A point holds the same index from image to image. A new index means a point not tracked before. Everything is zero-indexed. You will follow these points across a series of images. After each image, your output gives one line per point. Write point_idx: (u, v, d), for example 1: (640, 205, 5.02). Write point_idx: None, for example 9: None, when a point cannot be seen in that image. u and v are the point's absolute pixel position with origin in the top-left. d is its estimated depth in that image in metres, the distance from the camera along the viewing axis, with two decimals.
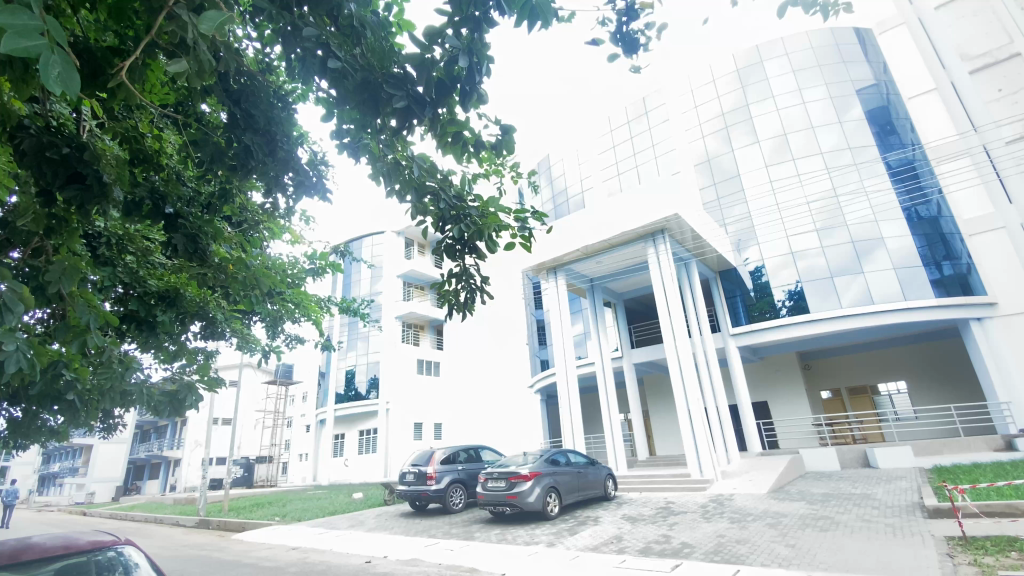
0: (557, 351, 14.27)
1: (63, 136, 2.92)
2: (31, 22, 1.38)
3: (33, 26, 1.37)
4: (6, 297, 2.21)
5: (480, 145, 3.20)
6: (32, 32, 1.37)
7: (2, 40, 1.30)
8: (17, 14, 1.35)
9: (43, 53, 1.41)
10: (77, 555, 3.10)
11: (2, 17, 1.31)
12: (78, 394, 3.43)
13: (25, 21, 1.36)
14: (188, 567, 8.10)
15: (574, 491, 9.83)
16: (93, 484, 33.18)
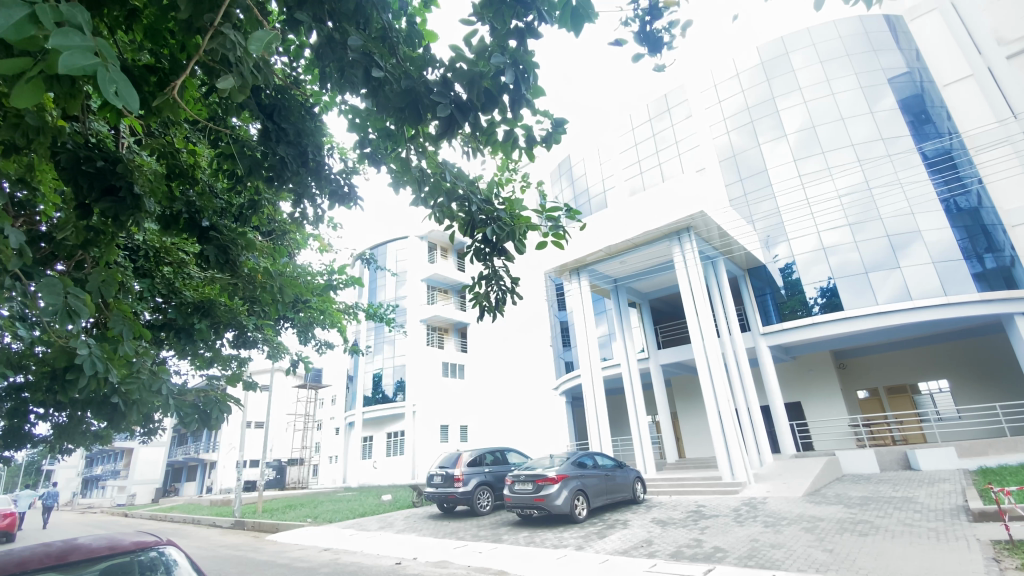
0: (582, 352, 14.17)
1: (100, 152, 3.04)
2: (82, 42, 1.42)
3: (86, 47, 1.41)
4: (74, 304, 2.44)
5: (532, 140, 3.18)
6: (86, 52, 1.41)
7: (63, 59, 1.34)
8: (71, 36, 1.40)
9: (98, 71, 1.46)
10: (121, 556, 3.21)
11: (59, 38, 1.36)
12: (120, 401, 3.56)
13: (78, 42, 1.41)
14: (225, 566, 8.35)
15: (602, 493, 9.73)
16: (134, 486, 34.49)
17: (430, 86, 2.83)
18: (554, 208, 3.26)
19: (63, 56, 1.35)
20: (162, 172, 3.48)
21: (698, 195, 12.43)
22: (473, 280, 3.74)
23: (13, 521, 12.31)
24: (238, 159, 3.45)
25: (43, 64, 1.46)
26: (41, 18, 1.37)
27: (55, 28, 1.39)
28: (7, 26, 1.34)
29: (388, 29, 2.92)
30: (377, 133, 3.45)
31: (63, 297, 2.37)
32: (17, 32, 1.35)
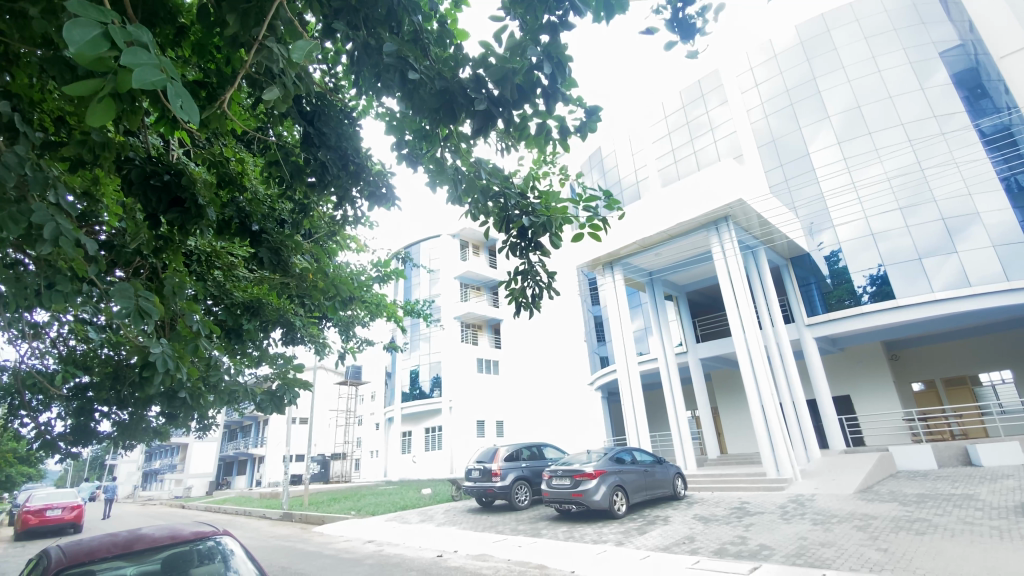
0: (617, 346, 14.01)
1: (163, 166, 3.22)
2: (151, 61, 1.50)
3: (153, 64, 1.48)
4: (145, 306, 2.60)
5: (564, 131, 3.12)
6: (153, 68, 1.48)
7: (137, 77, 1.42)
8: (140, 54, 1.47)
9: (166, 86, 1.53)
10: (182, 545, 3.40)
11: (129, 58, 1.43)
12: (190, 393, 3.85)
13: (146, 59, 1.48)
14: (277, 556, 8.71)
15: (641, 489, 9.61)
16: (190, 478, 36.37)
17: (464, 85, 2.84)
18: (591, 197, 3.24)
19: (137, 75, 1.44)
20: (212, 180, 3.62)
21: (735, 183, 12.08)
22: (509, 277, 3.73)
23: (81, 512, 13.15)
24: (283, 167, 3.59)
25: (112, 81, 1.54)
26: (112, 38, 1.45)
27: (123, 47, 1.46)
28: (84, 45, 1.42)
29: (420, 32, 2.96)
30: (413, 134, 3.49)
31: (135, 299, 2.56)
32: (92, 50, 1.42)
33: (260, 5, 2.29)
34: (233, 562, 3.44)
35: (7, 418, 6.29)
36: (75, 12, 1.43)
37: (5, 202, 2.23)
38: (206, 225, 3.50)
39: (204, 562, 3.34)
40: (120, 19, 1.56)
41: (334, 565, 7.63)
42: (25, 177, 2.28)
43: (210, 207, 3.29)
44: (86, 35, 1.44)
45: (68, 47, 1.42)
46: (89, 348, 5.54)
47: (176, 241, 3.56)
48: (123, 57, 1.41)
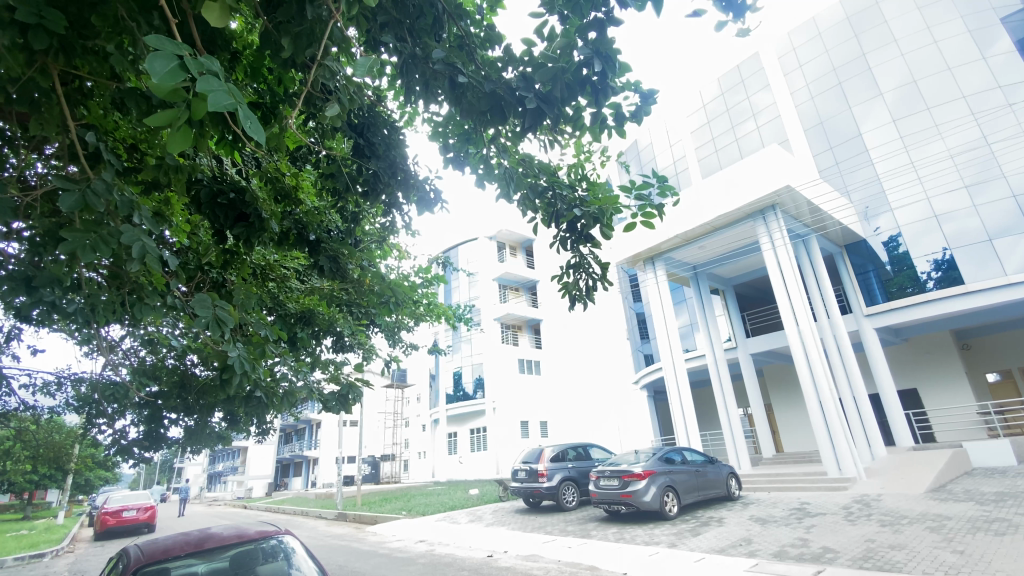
0: (662, 343, 13.70)
1: (228, 184, 3.44)
2: (221, 88, 1.58)
3: (222, 88, 1.57)
4: (221, 316, 2.83)
5: (619, 118, 3.08)
6: (222, 92, 1.57)
7: (211, 102, 1.51)
8: (211, 82, 1.55)
9: (236, 109, 1.62)
10: (248, 543, 3.56)
11: (204, 86, 1.51)
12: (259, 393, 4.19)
13: (217, 86, 1.56)
14: (334, 555, 9.02)
15: (693, 490, 9.35)
16: (251, 480, 38.24)
17: (511, 86, 2.92)
18: (643, 185, 3.19)
19: (212, 101, 1.52)
20: (270, 195, 3.82)
21: (782, 169, 11.60)
22: (561, 270, 3.78)
23: (154, 513, 14.01)
24: (337, 178, 3.69)
25: (184, 108, 1.63)
26: (188, 68, 1.55)
27: (198, 76, 1.55)
28: (164, 74, 1.51)
29: (465, 36, 3.04)
30: (456, 138, 3.55)
31: (212, 309, 2.80)
32: (171, 78, 1.51)
33: (313, 28, 2.44)
34: (296, 560, 3.57)
35: (87, 426, 6.78)
36: (155, 46, 1.52)
37: (95, 224, 2.46)
38: (268, 237, 3.71)
39: (268, 560, 3.48)
40: (192, 51, 1.65)
41: (388, 564, 7.82)
42: (113, 201, 2.49)
43: (272, 220, 3.51)
44: (165, 66, 1.53)
45: (150, 78, 1.51)
46: (158, 359, 5.94)
47: (243, 253, 3.82)
48: (199, 85, 1.50)
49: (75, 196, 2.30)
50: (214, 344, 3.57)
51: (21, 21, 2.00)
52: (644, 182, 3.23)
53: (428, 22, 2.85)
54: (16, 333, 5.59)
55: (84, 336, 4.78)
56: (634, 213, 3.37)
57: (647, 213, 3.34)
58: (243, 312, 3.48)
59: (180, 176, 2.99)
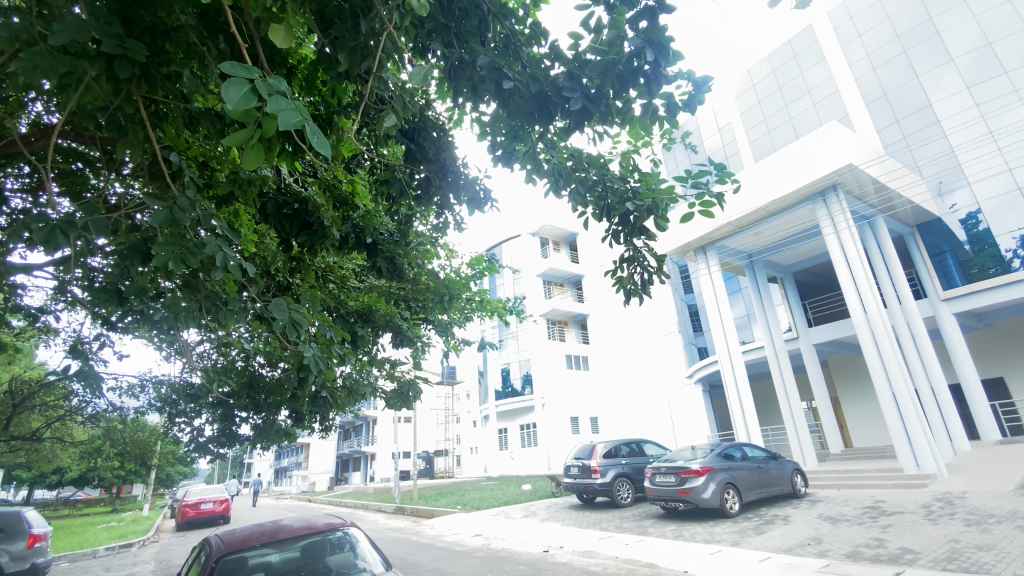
0: (717, 335, 13.25)
1: (291, 195, 3.68)
2: (290, 106, 1.65)
3: (290, 106, 1.64)
4: (295, 318, 3.03)
5: (673, 108, 2.96)
6: (289, 109, 1.63)
7: (281, 120, 1.59)
8: (279, 101, 1.63)
9: (305, 126, 1.67)
10: (316, 535, 3.73)
11: (274, 106, 1.59)
12: (329, 390, 4.43)
13: (286, 105, 1.63)
14: (394, 547, 9.33)
15: (754, 488, 8.99)
16: (313, 475, 40.13)
17: (559, 84, 2.89)
18: (700, 174, 3.08)
19: (282, 121, 1.59)
20: (328, 202, 4.01)
21: (843, 147, 10.92)
22: (615, 264, 3.72)
23: (228, 505, 14.96)
24: (391, 184, 3.81)
25: (256, 128, 1.72)
26: (259, 91, 1.62)
27: (268, 98, 1.61)
28: (238, 100, 1.59)
29: (511, 35, 3.01)
30: (504, 135, 3.53)
31: (287, 313, 3.00)
32: (246, 103, 1.59)
33: (367, 42, 2.49)
34: (360, 550, 3.72)
35: (169, 425, 7.32)
36: (230, 73, 1.59)
37: (179, 238, 2.65)
38: (332, 244, 3.93)
39: (335, 551, 3.64)
40: (263, 73, 1.73)
41: (446, 557, 8.00)
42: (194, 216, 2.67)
43: (333, 227, 3.71)
44: (240, 91, 1.61)
45: (227, 105, 1.59)
46: (229, 360, 6.33)
47: (308, 259, 4.07)
48: (269, 106, 1.57)
49: (164, 212, 2.46)
50: (285, 345, 3.81)
51: (107, 53, 2.16)
52: (702, 170, 3.11)
53: (474, 24, 2.87)
54: (106, 340, 6.12)
55: (169, 339, 5.18)
56: (692, 203, 3.25)
57: (706, 203, 3.20)
58: (312, 314, 3.69)
59: (251, 189, 3.19)
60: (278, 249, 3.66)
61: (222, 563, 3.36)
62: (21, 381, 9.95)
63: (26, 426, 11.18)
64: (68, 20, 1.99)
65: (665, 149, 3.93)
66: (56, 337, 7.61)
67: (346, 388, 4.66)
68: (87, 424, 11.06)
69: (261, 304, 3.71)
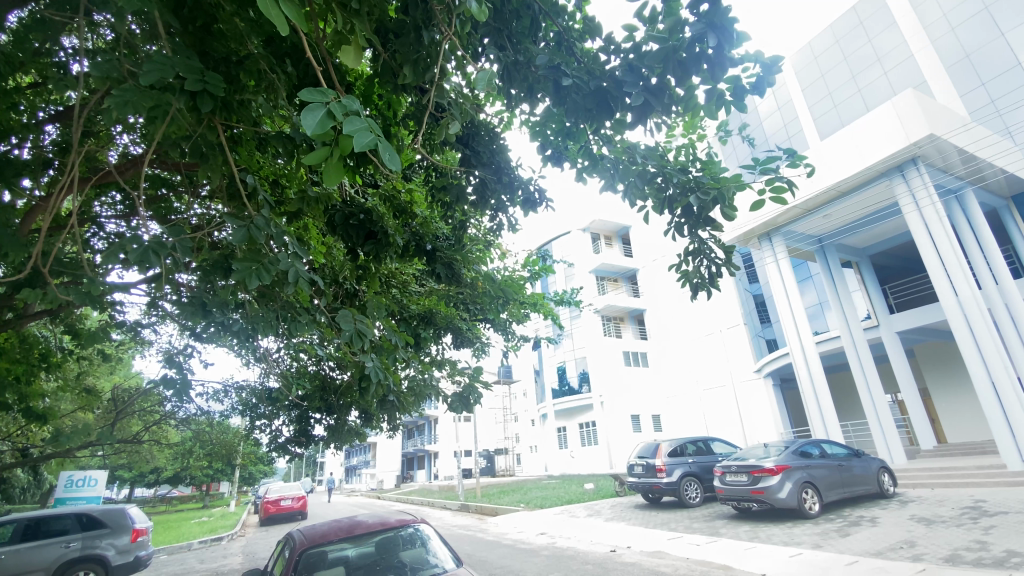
0: (786, 325, 12.56)
1: (356, 206, 3.87)
2: (363, 125, 1.73)
3: (361, 126, 1.70)
4: (356, 329, 3.20)
5: (739, 93, 2.81)
6: (363, 130, 1.70)
7: (356, 142, 1.66)
8: (353, 121, 1.70)
9: (377, 144, 1.74)
10: (389, 531, 3.87)
11: (347, 127, 1.66)
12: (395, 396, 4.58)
13: (360, 124, 1.71)
14: (461, 544, 9.54)
15: (836, 487, 8.45)
16: (381, 473, 41.74)
17: (617, 78, 2.85)
18: (770, 159, 2.92)
19: (357, 142, 1.66)
20: (390, 212, 4.17)
21: (923, 116, 10.02)
22: (678, 258, 3.63)
23: (305, 502, 15.89)
24: (449, 190, 3.87)
25: (332, 146, 1.83)
26: (333, 113, 1.69)
27: (343, 119, 1.70)
28: (316, 125, 1.67)
29: (564, 32, 3.02)
30: (556, 135, 3.52)
31: (351, 324, 3.20)
32: (322, 128, 1.66)
33: (428, 52, 2.56)
34: (432, 547, 3.83)
35: (251, 428, 7.84)
36: (307, 99, 1.66)
37: (259, 254, 2.82)
38: (394, 251, 4.10)
39: (408, 546, 3.78)
40: (336, 94, 1.80)
41: (513, 554, 8.09)
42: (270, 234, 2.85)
43: (396, 235, 3.88)
44: (316, 117, 1.68)
45: (306, 131, 1.67)
46: (302, 365, 6.69)
47: (372, 266, 4.28)
48: (346, 129, 1.64)
49: (241, 231, 2.64)
50: (353, 352, 4.02)
51: (192, 88, 2.33)
52: (771, 155, 2.95)
53: (525, 25, 2.90)
54: (194, 350, 6.66)
55: (250, 347, 5.55)
56: (761, 189, 3.09)
57: (778, 188, 3.02)
58: (377, 321, 3.84)
59: (319, 205, 3.48)
60: (347, 258, 3.85)
61: (305, 556, 3.55)
62: (122, 390, 11.01)
63: (128, 430, 12.37)
64: (160, 59, 2.16)
65: (721, 141, 3.79)
66: (151, 349, 8.37)
67: (410, 392, 4.81)
68: (179, 427, 12.07)
69: (329, 314, 3.88)
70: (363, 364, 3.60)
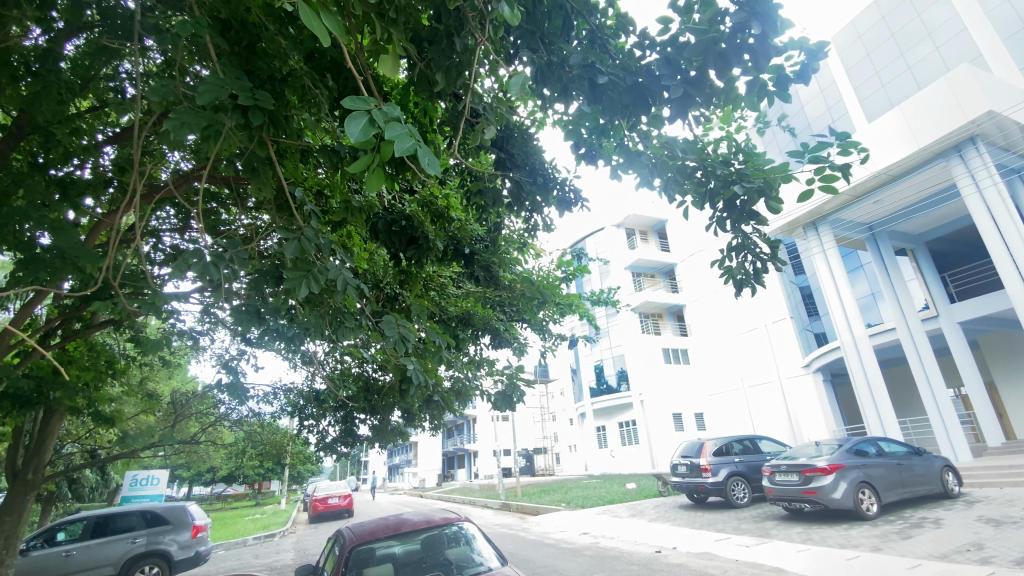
0: (836, 319, 12.05)
1: (397, 212, 3.98)
2: (404, 131, 1.77)
3: (403, 134, 1.74)
4: (395, 337, 3.31)
5: (783, 82, 2.73)
6: (404, 137, 1.74)
7: (400, 147, 1.71)
8: (394, 128, 1.74)
9: (419, 150, 1.79)
10: (434, 529, 3.95)
11: (389, 133, 1.70)
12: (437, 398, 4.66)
13: (401, 131, 1.75)
14: (503, 543, 9.62)
15: (895, 487, 8.03)
16: (423, 472, 42.49)
17: (654, 73, 2.80)
18: (819, 146, 2.83)
19: (400, 149, 1.71)
20: (428, 218, 4.26)
21: (982, 92, 9.40)
22: (721, 253, 3.55)
23: (351, 500, 16.36)
24: (484, 193, 3.90)
25: (375, 153, 1.88)
26: (376, 120, 1.74)
27: (384, 126, 1.74)
28: (360, 133, 1.71)
29: (597, 30, 2.98)
30: (591, 133, 3.44)
31: (395, 330, 3.32)
32: (366, 135, 1.71)
33: (462, 58, 2.60)
34: (476, 545, 3.89)
35: (299, 429, 8.13)
36: (351, 107, 1.71)
37: (308, 265, 2.92)
38: (435, 254, 4.20)
39: (453, 544, 3.84)
40: (376, 102, 1.84)
41: (556, 554, 8.09)
42: (318, 247, 2.96)
43: (436, 239, 3.99)
44: (360, 125, 1.72)
45: (351, 139, 1.71)
46: (345, 367, 6.90)
47: (413, 270, 4.42)
48: (390, 136, 1.69)
49: (293, 244, 2.75)
50: (395, 356, 4.14)
51: (243, 106, 2.46)
52: (820, 142, 2.85)
53: (558, 25, 2.92)
54: (246, 355, 6.99)
55: (298, 350, 5.76)
56: (810, 178, 3.01)
57: (828, 176, 2.94)
58: (421, 324, 3.94)
59: (363, 214, 3.59)
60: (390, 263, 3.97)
61: (354, 553, 3.67)
62: (180, 394, 11.63)
63: (187, 431, 13.08)
64: (214, 83, 2.27)
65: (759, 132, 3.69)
66: (205, 354, 8.82)
67: (452, 392, 4.89)
68: (233, 429, 12.65)
69: (372, 321, 4.01)
70: (405, 368, 3.70)
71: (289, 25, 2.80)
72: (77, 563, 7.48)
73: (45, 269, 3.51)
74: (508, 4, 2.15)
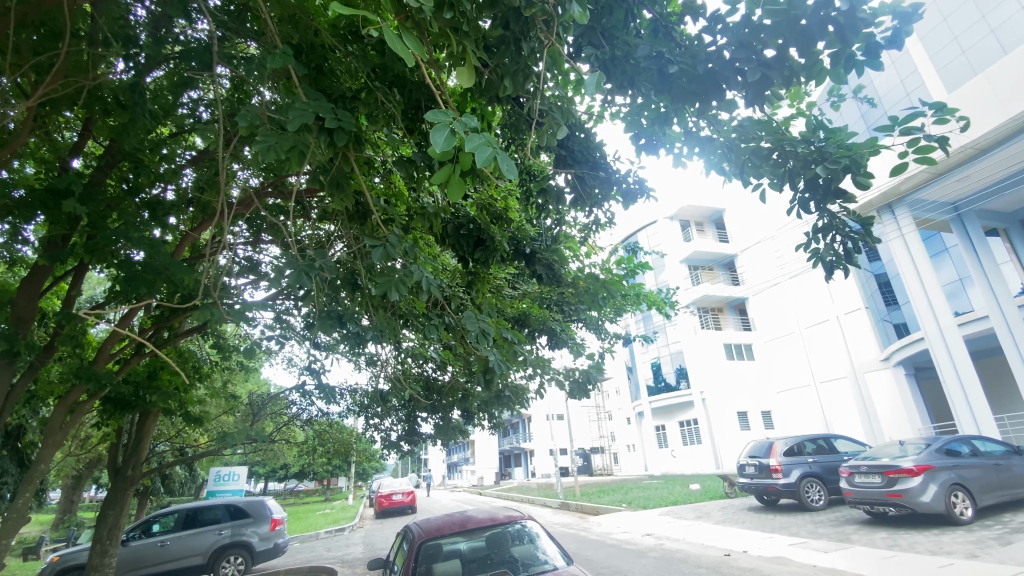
0: (921, 307, 11.15)
1: (463, 217, 4.11)
2: (483, 140, 1.85)
3: (482, 142, 1.83)
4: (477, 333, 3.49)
5: (873, 51, 2.62)
6: (482, 144, 1.82)
7: (480, 154, 1.80)
8: (474, 138, 1.83)
9: (498, 156, 1.88)
10: (497, 527, 4.05)
11: (471, 143, 1.79)
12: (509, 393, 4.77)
13: (480, 139, 1.84)
14: (565, 542, 9.66)
15: (995, 490, 7.36)
16: (481, 470, 43.16)
17: (725, 59, 2.77)
18: (911, 117, 2.68)
19: (480, 155, 1.80)
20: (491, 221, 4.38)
21: None
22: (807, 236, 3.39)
23: (414, 497, 16.89)
24: (547, 192, 3.97)
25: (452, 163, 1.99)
26: (457, 131, 1.84)
27: (464, 136, 1.84)
28: (444, 143, 1.81)
29: (659, 19, 2.98)
30: (651, 122, 3.43)
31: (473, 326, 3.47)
32: (449, 144, 1.80)
33: (528, 61, 2.67)
34: (540, 543, 3.96)
35: (365, 427, 8.49)
36: (433, 120, 1.80)
37: (389, 272, 3.10)
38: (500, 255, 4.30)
39: (517, 542, 3.93)
40: (453, 114, 1.94)
41: (620, 554, 8.03)
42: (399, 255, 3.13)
43: (501, 240, 4.08)
44: (443, 135, 1.81)
45: (435, 149, 1.82)
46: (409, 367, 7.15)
47: (480, 271, 4.52)
48: (471, 146, 1.78)
49: (379, 249, 2.93)
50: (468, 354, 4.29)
51: (326, 127, 2.64)
52: (913, 112, 2.69)
53: (619, 18, 2.88)
54: (316, 358, 7.40)
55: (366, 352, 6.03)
56: (903, 151, 2.85)
57: (923, 149, 2.80)
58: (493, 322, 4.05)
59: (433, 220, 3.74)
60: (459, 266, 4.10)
61: (424, 547, 3.85)
62: (256, 396, 12.46)
63: (263, 431, 14.01)
64: (301, 106, 2.45)
65: (834, 104, 3.50)
66: (279, 358, 9.43)
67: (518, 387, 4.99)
68: (304, 428, 13.40)
69: (453, 317, 4.08)
70: (480, 364, 3.82)
71: (353, 43, 2.97)
72: (170, 552, 8.18)
73: (143, 283, 3.89)
74: (577, 3, 2.20)
